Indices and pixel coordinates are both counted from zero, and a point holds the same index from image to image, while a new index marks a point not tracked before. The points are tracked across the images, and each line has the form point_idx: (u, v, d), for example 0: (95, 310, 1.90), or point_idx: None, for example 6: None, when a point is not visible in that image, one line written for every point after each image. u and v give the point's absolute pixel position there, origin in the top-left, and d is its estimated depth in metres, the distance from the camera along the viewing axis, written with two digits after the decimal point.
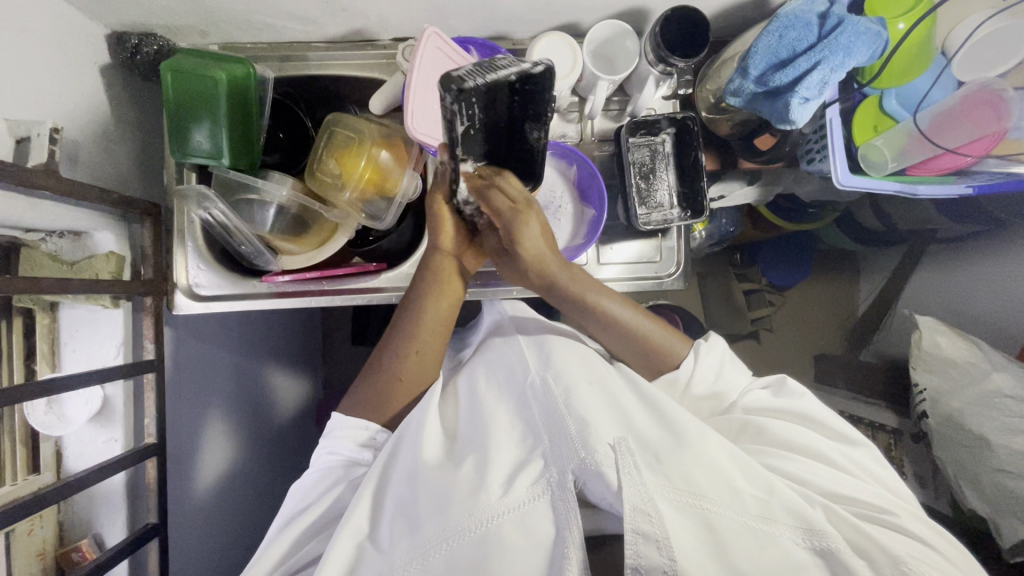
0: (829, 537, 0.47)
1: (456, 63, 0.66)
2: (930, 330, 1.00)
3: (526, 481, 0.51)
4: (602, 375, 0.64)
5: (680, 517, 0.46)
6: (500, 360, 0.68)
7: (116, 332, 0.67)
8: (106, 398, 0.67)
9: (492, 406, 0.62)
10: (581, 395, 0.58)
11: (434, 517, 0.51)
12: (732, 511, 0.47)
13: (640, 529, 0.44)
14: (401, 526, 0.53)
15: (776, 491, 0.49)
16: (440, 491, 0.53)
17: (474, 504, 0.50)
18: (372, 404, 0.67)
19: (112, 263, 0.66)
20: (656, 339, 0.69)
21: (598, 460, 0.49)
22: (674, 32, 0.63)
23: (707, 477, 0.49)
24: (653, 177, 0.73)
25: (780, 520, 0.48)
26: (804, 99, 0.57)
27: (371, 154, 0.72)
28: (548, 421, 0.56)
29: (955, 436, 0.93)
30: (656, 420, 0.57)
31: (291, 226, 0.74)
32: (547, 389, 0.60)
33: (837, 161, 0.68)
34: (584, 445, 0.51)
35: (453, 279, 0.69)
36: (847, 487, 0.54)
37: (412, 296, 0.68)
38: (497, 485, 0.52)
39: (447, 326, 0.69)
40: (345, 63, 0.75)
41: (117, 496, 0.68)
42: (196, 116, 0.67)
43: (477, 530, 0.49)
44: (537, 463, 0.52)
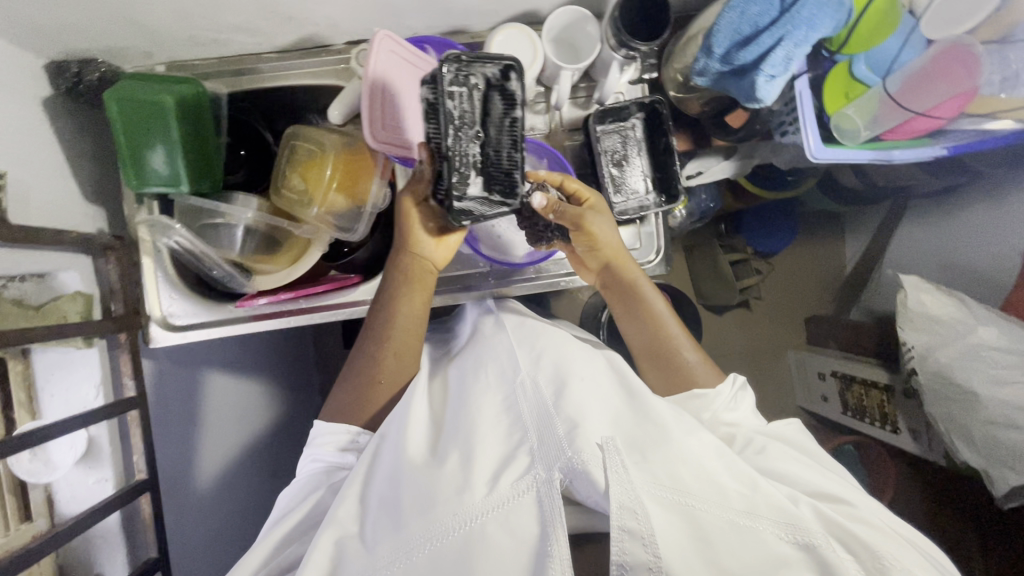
0: (813, 534, 0.47)
1: (411, 64, 0.64)
2: (913, 288, 1.00)
3: (510, 478, 0.50)
4: (596, 376, 0.63)
5: (666, 516, 0.45)
6: (488, 355, 0.68)
7: (93, 372, 0.66)
8: (92, 438, 0.67)
9: (478, 402, 0.61)
10: (569, 393, 0.58)
11: (418, 517, 0.51)
12: (718, 508, 0.47)
13: (627, 526, 0.43)
14: (385, 525, 0.53)
15: (761, 489, 0.50)
16: (423, 490, 0.53)
17: (458, 503, 0.50)
18: (357, 407, 0.67)
19: (80, 302, 0.64)
20: (688, 365, 0.69)
21: (584, 460, 0.48)
22: (632, 15, 0.61)
23: (693, 474, 0.50)
24: (626, 164, 0.72)
25: (765, 516, 0.48)
26: (770, 76, 0.55)
27: (335, 166, 0.70)
28: (537, 419, 0.56)
29: (942, 391, 0.95)
30: (644, 415, 0.56)
31: (262, 245, 0.72)
32: (538, 387, 0.60)
33: (808, 132, 0.65)
34: (571, 444, 0.50)
35: (424, 277, 0.70)
36: (821, 483, 0.55)
37: (385, 297, 0.69)
38: (481, 484, 0.51)
39: (421, 324, 0.70)
40: (297, 72, 0.72)
41: (115, 535, 0.68)
42: (145, 143, 0.63)
43: (462, 529, 0.49)
44: (523, 460, 0.52)
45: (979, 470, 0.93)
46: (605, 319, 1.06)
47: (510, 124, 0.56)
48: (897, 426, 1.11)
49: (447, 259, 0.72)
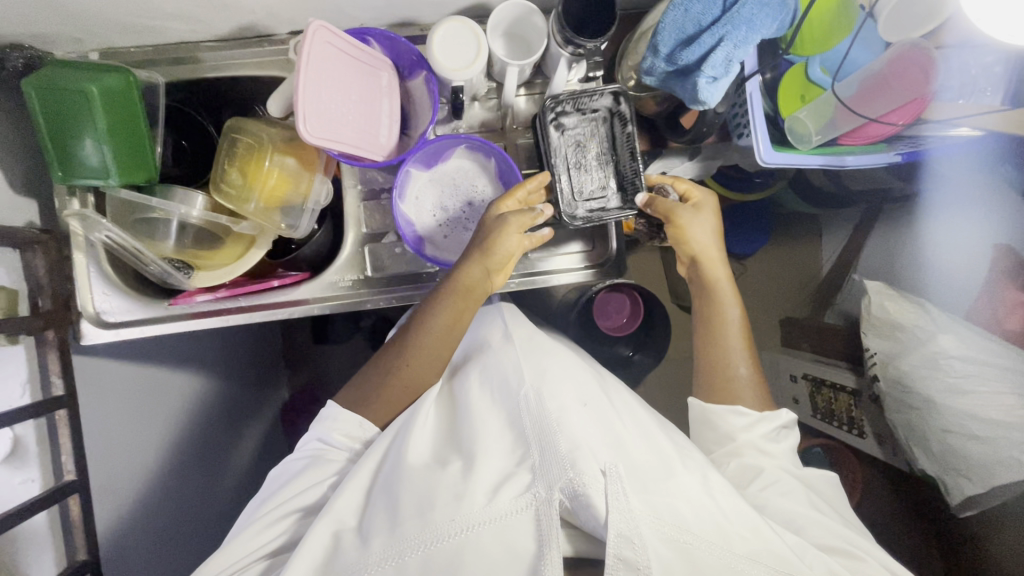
0: None
1: (352, 56, 0.62)
2: (877, 295, 0.99)
3: (510, 492, 0.50)
4: (593, 395, 0.62)
5: (665, 550, 0.46)
6: (497, 368, 0.65)
7: (19, 370, 0.63)
8: (17, 438, 0.64)
9: (486, 417, 0.60)
10: (574, 415, 0.57)
11: (415, 517, 0.50)
12: (718, 549, 0.47)
13: (623, 555, 0.44)
14: (381, 520, 0.51)
15: (762, 532, 0.50)
16: (422, 492, 0.52)
17: (458, 509, 0.49)
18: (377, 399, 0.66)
19: (3, 298, 0.60)
20: (734, 385, 0.70)
21: (586, 485, 0.48)
22: (579, 10, 0.59)
23: (696, 512, 0.49)
24: (578, 163, 0.70)
25: (762, 560, 0.48)
26: (711, 78, 0.53)
27: (275, 161, 0.68)
28: (542, 434, 0.55)
29: (902, 398, 0.93)
30: (648, 448, 0.56)
31: (195, 242, 0.69)
32: (540, 402, 0.59)
33: (758, 134, 0.63)
34: (573, 465, 0.49)
35: (474, 292, 0.67)
36: (832, 538, 0.55)
37: (430, 299, 0.68)
38: (480, 493, 0.51)
39: (450, 342, 0.68)
40: (240, 61, 0.70)
41: (43, 538, 0.65)
42: (70, 133, 0.61)
43: (455, 537, 0.48)
44: (523, 476, 0.52)
45: (937, 478, 0.93)
46: (573, 320, 1.05)
47: (628, 140, 0.68)
48: (863, 431, 1.11)
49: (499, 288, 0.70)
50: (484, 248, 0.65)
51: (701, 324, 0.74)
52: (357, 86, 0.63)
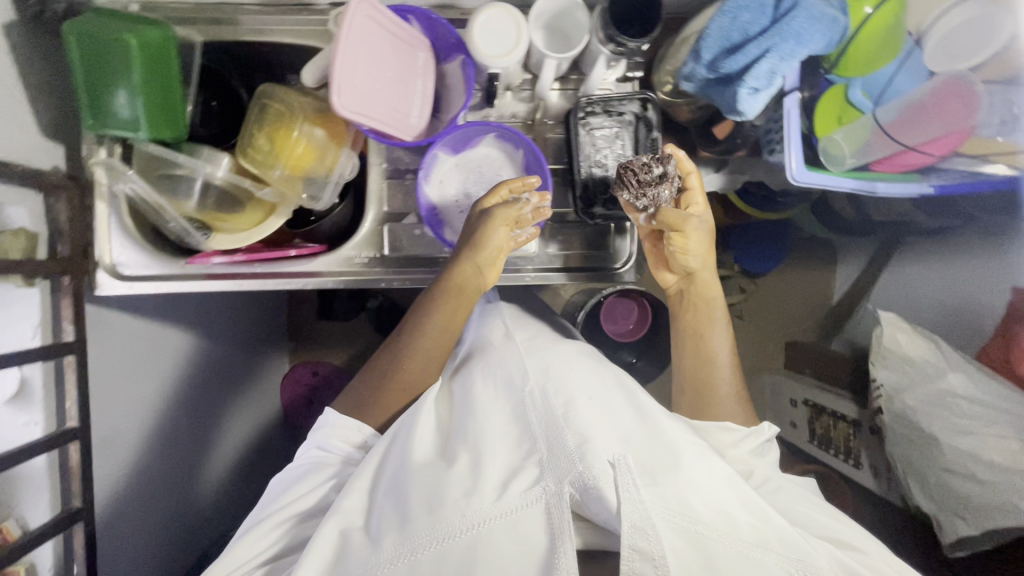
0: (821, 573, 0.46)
1: (391, 32, 0.62)
2: (893, 326, 0.98)
3: (519, 487, 0.50)
4: (602, 389, 0.60)
5: (677, 542, 0.45)
6: (502, 361, 0.65)
7: (32, 312, 0.64)
8: (24, 379, 0.65)
9: (489, 407, 0.59)
10: (580, 407, 0.56)
11: (424, 515, 0.50)
12: (729, 541, 0.47)
13: (636, 547, 0.43)
14: (390, 519, 0.52)
15: (771, 522, 0.49)
16: (430, 489, 0.52)
17: (467, 506, 0.50)
18: (376, 407, 0.64)
19: (23, 240, 0.61)
20: (714, 394, 0.68)
21: (595, 478, 0.48)
22: (624, 9, 0.59)
23: (704, 503, 0.49)
24: (608, 162, 0.68)
25: (776, 550, 0.47)
26: (753, 89, 0.52)
27: (303, 130, 0.67)
28: (546, 429, 0.54)
29: (904, 432, 0.93)
30: (655, 436, 0.55)
31: (218, 203, 0.69)
32: (548, 396, 0.58)
33: (793, 153, 0.62)
34: (582, 459, 0.49)
35: (469, 294, 0.68)
36: (833, 529, 0.54)
37: (424, 303, 0.68)
38: (489, 489, 0.51)
39: (451, 340, 0.69)
40: (277, 29, 0.70)
41: (41, 480, 0.66)
42: (105, 84, 0.60)
43: (469, 532, 0.49)
44: (531, 470, 0.51)
45: (931, 517, 0.92)
46: (580, 320, 1.05)
47: (653, 144, 0.67)
48: (859, 461, 1.11)
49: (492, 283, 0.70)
50: (473, 246, 0.66)
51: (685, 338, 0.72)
52: (392, 63, 0.63)
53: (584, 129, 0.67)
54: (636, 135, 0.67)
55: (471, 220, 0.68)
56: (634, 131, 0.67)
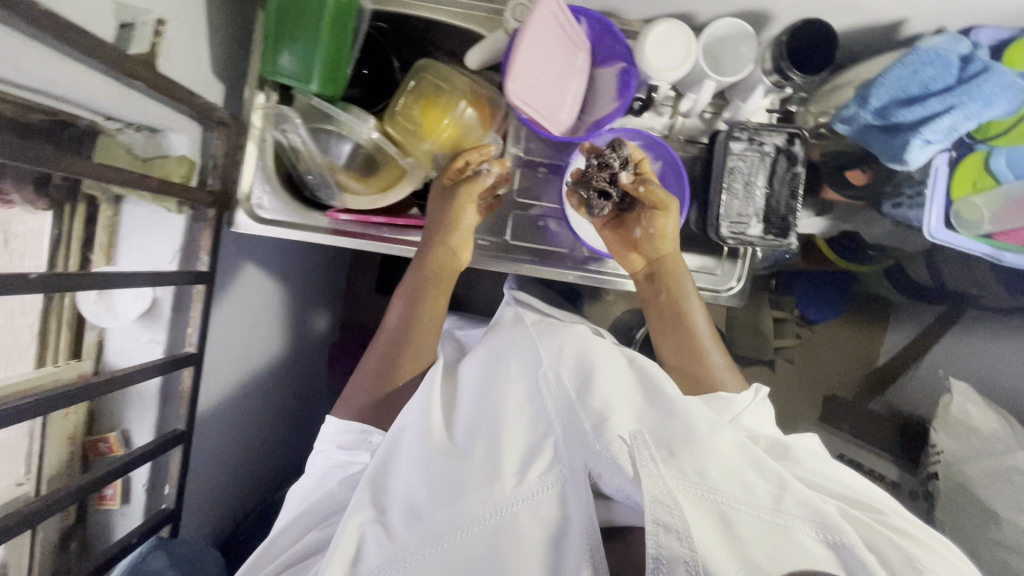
0: (843, 530, 0.46)
1: (564, 31, 0.64)
2: (963, 396, 0.99)
3: (537, 471, 0.53)
4: (612, 366, 0.62)
5: (696, 510, 0.46)
6: (510, 338, 0.66)
7: (174, 239, 0.68)
8: (155, 299, 0.68)
9: (498, 385, 0.60)
10: (595, 388, 0.57)
11: (445, 506, 0.52)
12: (749, 506, 0.47)
13: (660, 519, 0.45)
14: (413, 514, 0.54)
15: (787, 485, 0.50)
16: (451, 476, 0.54)
17: (488, 493, 0.52)
18: (375, 379, 0.68)
19: (184, 166, 0.66)
20: (712, 375, 0.69)
21: (612, 454, 0.51)
22: (799, 45, 0.61)
23: (721, 470, 0.50)
24: (745, 188, 0.69)
25: (795, 514, 0.47)
26: (926, 141, 0.55)
27: (456, 108, 0.70)
28: (560, 416, 0.56)
29: (960, 501, 0.94)
30: (666, 411, 0.56)
31: (361, 163, 0.72)
32: (561, 380, 0.59)
33: (932, 211, 0.66)
34: (598, 437, 0.53)
35: (448, 277, 0.71)
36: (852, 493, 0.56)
37: (404, 293, 0.71)
38: (509, 474, 0.53)
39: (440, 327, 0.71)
40: (446, 10, 0.73)
41: (150, 397, 0.69)
42: (290, 36, 0.64)
43: (493, 519, 0.51)
44: (547, 454, 0.54)
45: None
46: (639, 337, 1.07)
47: (792, 177, 0.68)
48: None
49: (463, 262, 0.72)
50: (449, 229, 0.69)
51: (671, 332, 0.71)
52: (558, 60, 0.65)
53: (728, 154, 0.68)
54: (776, 166, 0.68)
55: (438, 204, 0.70)
56: (772, 162, 0.68)
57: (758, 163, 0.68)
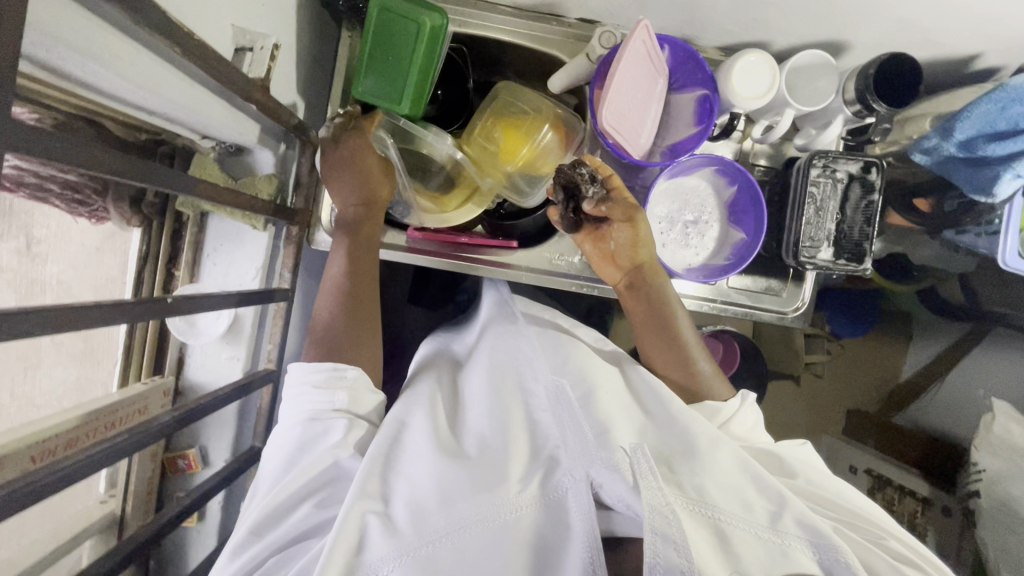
0: (840, 546, 0.44)
1: (651, 60, 0.65)
2: (1006, 416, 1.01)
3: (541, 483, 0.51)
4: (615, 386, 0.61)
5: (693, 523, 0.44)
6: (510, 353, 0.66)
7: (258, 255, 0.67)
8: (237, 316, 0.67)
9: (504, 395, 0.61)
10: (599, 401, 0.56)
11: (446, 507, 0.49)
12: (743, 522, 0.46)
13: (659, 530, 0.42)
14: (412, 511, 0.50)
15: (787, 504, 0.47)
16: (459, 477, 0.51)
17: (494, 499, 0.50)
18: (327, 357, 0.61)
19: (271, 185, 0.66)
20: (706, 380, 0.68)
21: (614, 462, 0.48)
22: (885, 77, 0.62)
23: (720, 487, 0.48)
24: (819, 214, 0.70)
25: (791, 531, 0.46)
26: (1017, 175, 0.58)
27: (538, 133, 0.71)
28: (564, 427, 0.55)
29: (1005, 520, 0.95)
30: (667, 429, 0.55)
31: (440, 183, 0.72)
32: (565, 392, 0.58)
33: (1006, 239, 0.65)
34: (603, 446, 0.50)
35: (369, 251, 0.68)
36: (849, 508, 0.54)
37: (358, 268, 0.67)
38: (514, 481, 0.51)
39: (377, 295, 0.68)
40: (525, 32, 0.73)
41: (229, 415, 0.68)
42: (383, 58, 0.64)
43: (500, 520, 0.49)
44: (553, 466, 0.52)
45: None
46: None
47: (867, 205, 0.69)
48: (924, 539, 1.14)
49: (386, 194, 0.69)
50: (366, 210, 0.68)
51: (657, 334, 0.70)
52: (643, 87, 0.66)
53: (804, 182, 0.70)
54: (851, 195, 0.70)
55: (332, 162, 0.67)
56: (846, 189, 0.70)
57: (833, 190, 0.70)
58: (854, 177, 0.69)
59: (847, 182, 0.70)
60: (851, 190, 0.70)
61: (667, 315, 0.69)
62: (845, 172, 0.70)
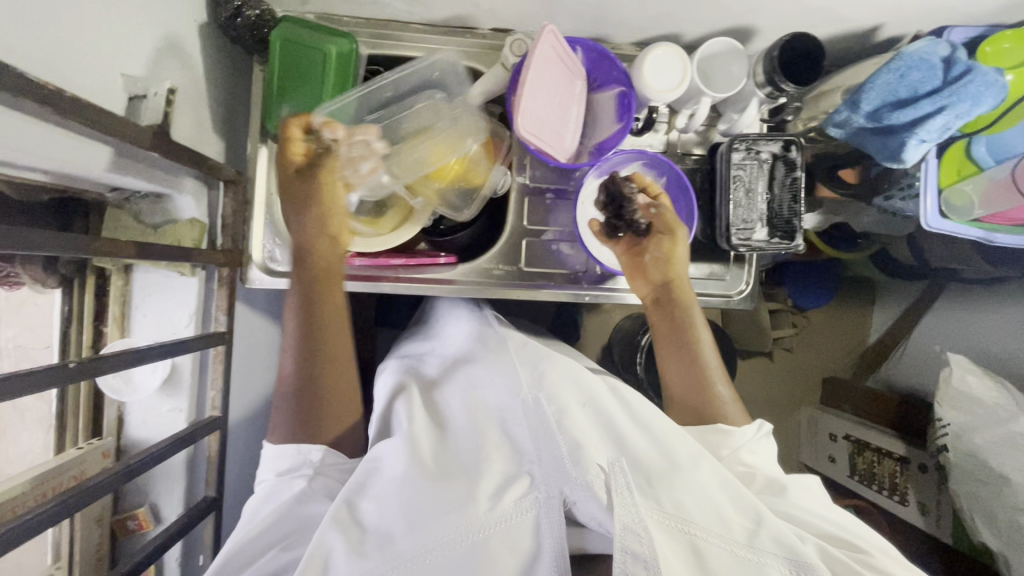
0: (817, 571, 0.44)
1: (563, 64, 0.65)
2: (961, 367, 1.04)
3: (514, 496, 0.48)
4: (593, 392, 0.59)
5: (666, 538, 0.44)
6: (488, 370, 0.63)
7: (190, 302, 0.65)
8: (174, 366, 0.66)
9: (482, 416, 0.58)
10: (576, 416, 0.54)
11: (411, 525, 0.47)
12: (720, 538, 0.45)
13: (630, 548, 0.42)
14: (382, 533, 0.48)
15: (765, 522, 0.47)
16: (426, 497, 0.49)
17: (461, 516, 0.47)
18: (297, 423, 0.58)
19: (195, 230, 0.65)
20: (719, 401, 0.64)
21: (587, 480, 0.46)
22: (789, 57, 0.63)
23: (696, 502, 0.47)
24: (748, 195, 0.71)
25: (767, 549, 0.45)
26: (921, 140, 0.58)
27: (462, 145, 0.71)
28: (540, 441, 0.52)
29: (972, 471, 0.97)
30: (650, 438, 0.53)
31: (372, 207, 0.73)
32: (539, 403, 0.55)
33: (928, 200, 0.68)
34: (575, 463, 0.47)
35: (330, 272, 0.64)
36: (849, 537, 0.50)
37: (302, 300, 0.62)
38: (485, 497, 0.48)
39: (347, 339, 0.62)
40: (441, 48, 0.73)
41: (177, 469, 0.66)
42: (294, 89, 0.65)
43: (467, 541, 0.46)
44: (525, 480, 0.50)
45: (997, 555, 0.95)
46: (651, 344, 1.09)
47: (792, 182, 0.71)
48: (907, 498, 1.15)
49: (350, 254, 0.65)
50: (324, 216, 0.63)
51: (676, 354, 0.68)
52: (560, 91, 0.66)
53: (730, 166, 0.71)
54: (776, 174, 0.71)
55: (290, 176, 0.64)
56: (771, 168, 0.71)
57: (760, 171, 0.71)
58: (777, 156, 0.71)
59: (772, 162, 0.71)
60: (774, 169, 0.71)
61: (688, 334, 0.68)
62: (767, 151, 0.71)
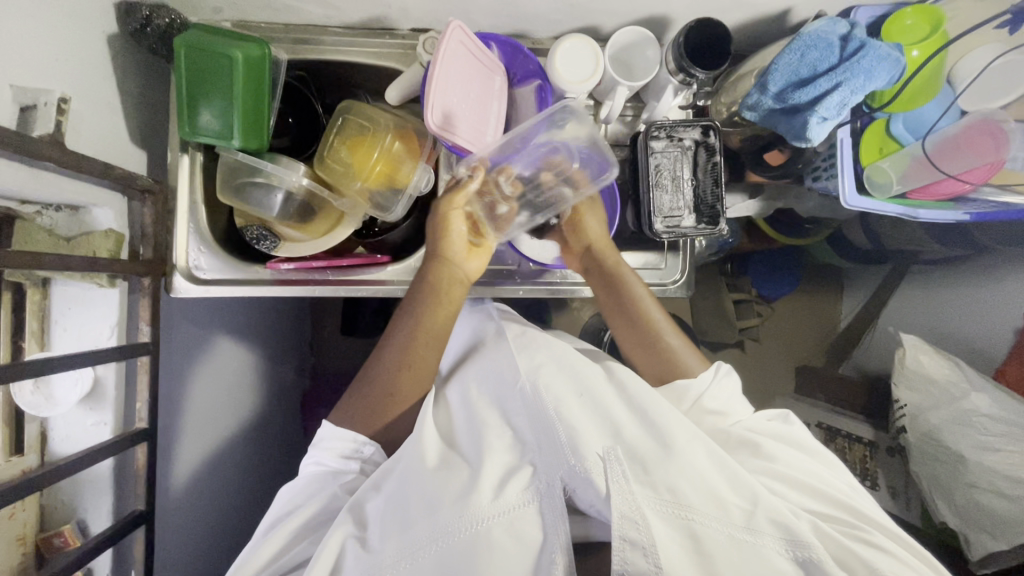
0: (812, 547, 0.48)
1: (475, 59, 0.66)
2: (912, 347, 1.02)
3: (517, 487, 0.53)
4: (585, 378, 0.60)
5: (666, 529, 0.48)
6: (489, 362, 0.65)
7: (111, 313, 0.65)
8: (97, 379, 0.65)
9: (483, 408, 0.61)
10: (570, 402, 0.57)
11: (424, 517, 0.53)
12: (718, 522, 0.49)
13: (627, 536, 0.47)
14: (392, 525, 0.54)
15: (760, 500, 0.50)
16: (432, 490, 0.54)
17: (465, 506, 0.52)
18: (365, 414, 0.65)
19: (111, 240, 0.64)
20: (676, 354, 0.72)
21: (586, 469, 0.51)
22: (696, 43, 0.64)
23: (694, 488, 0.50)
24: (672, 183, 0.72)
25: (764, 531, 0.49)
26: (822, 118, 0.59)
27: (383, 145, 0.71)
28: (539, 430, 0.56)
29: (930, 451, 0.97)
30: (647, 424, 0.55)
31: (297, 211, 0.71)
32: (536, 392, 0.59)
33: (844, 180, 0.70)
34: (574, 453, 0.52)
35: (453, 288, 0.70)
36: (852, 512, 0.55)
37: (408, 310, 0.69)
38: (487, 487, 0.53)
39: (443, 338, 0.70)
40: (361, 50, 0.74)
41: (105, 481, 0.66)
42: (205, 95, 0.64)
43: (470, 530, 0.51)
44: (527, 471, 0.54)
45: (958, 534, 0.95)
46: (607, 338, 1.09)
47: (713, 167, 0.71)
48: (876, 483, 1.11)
49: (482, 271, 0.73)
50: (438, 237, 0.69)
51: (619, 321, 0.76)
52: (474, 86, 0.67)
53: (652, 153, 0.71)
54: (698, 160, 0.72)
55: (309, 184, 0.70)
56: (692, 154, 0.72)
57: (682, 158, 0.71)
58: (695, 142, 0.71)
59: (694, 147, 0.71)
60: (696, 155, 0.72)
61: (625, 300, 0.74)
62: (687, 138, 0.71)
